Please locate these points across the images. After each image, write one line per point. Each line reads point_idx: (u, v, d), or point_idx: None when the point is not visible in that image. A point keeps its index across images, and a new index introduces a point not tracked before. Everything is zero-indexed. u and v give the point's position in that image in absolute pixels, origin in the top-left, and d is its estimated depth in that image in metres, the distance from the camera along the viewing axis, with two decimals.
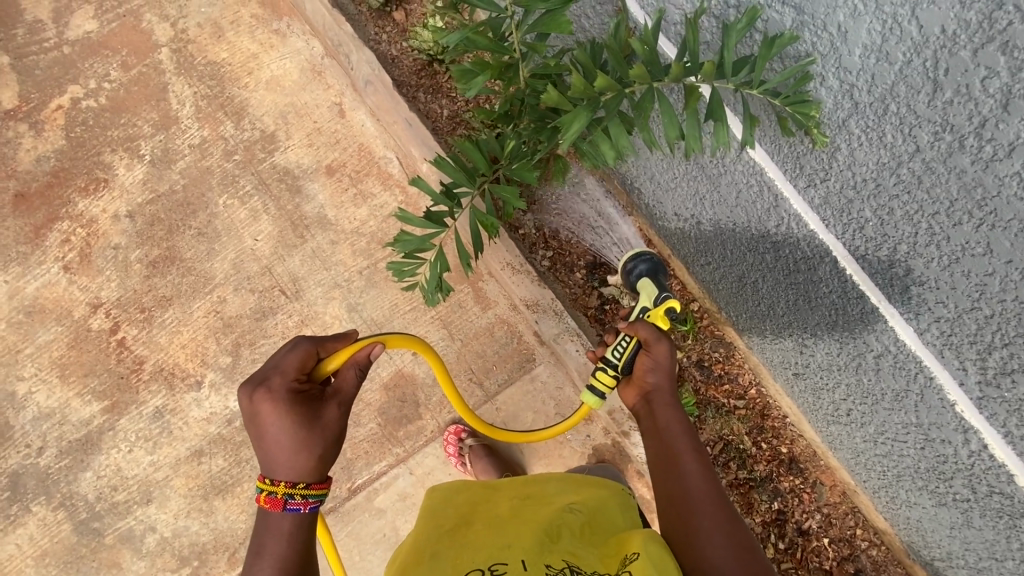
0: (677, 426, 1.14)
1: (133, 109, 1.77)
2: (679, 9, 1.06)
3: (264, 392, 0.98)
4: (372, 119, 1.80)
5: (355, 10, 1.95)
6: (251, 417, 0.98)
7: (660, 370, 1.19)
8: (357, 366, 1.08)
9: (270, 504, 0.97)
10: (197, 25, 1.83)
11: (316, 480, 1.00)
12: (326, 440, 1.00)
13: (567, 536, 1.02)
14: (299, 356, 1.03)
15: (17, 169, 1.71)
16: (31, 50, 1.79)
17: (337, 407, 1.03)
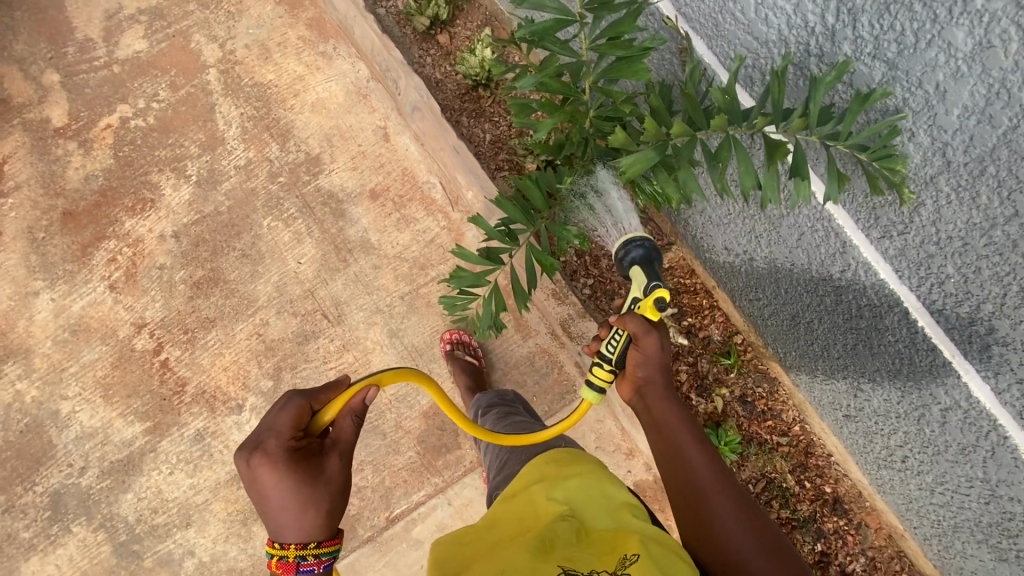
0: (678, 421, 1.00)
1: (181, 130, 1.78)
2: (760, 57, 1.03)
3: (259, 455, 0.88)
4: (417, 144, 1.80)
5: (400, 32, 1.95)
6: (250, 483, 0.89)
7: (654, 361, 1.02)
8: (356, 413, 0.97)
9: (281, 569, 0.90)
10: (245, 47, 1.84)
11: (326, 537, 0.92)
12: (332, 495, 0.91)
13: (561, 543, 0.88)
14: (292, 411, 0.92)
15: (65, 187, 1.72)
16: (81, 69, 1.81)
17: (338, 459, 0.94)
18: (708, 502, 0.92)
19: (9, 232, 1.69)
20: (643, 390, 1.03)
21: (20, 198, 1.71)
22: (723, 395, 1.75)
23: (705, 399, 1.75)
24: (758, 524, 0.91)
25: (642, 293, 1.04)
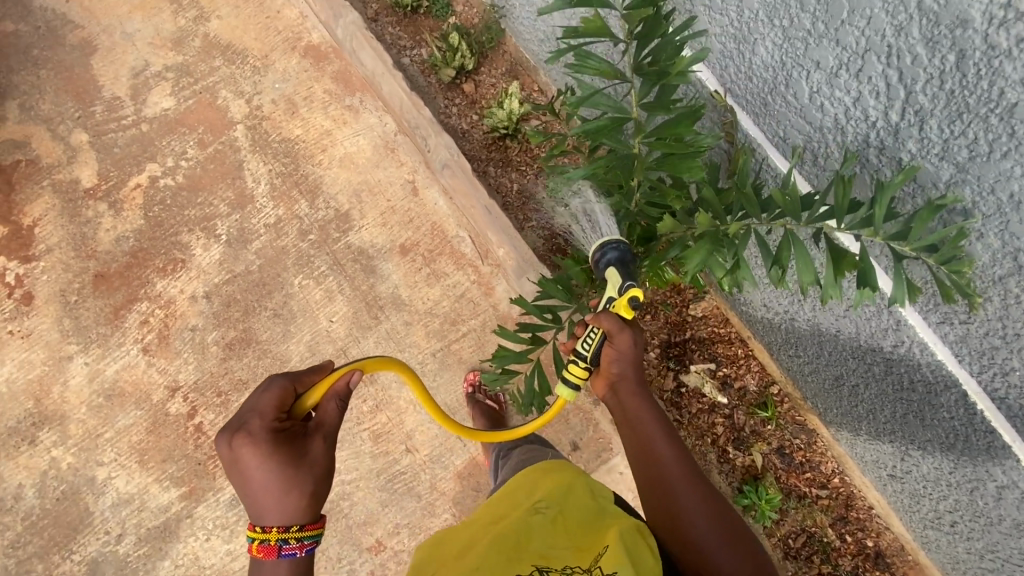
0: (650, 416, 1.00)
1: (210, 188, 1.77)
2: (825, 147, 0.97)
3: (241, 436, 0.88)
4: (445, 197, 1.78)
5: (425, 81, 1.94)
6: (232, 467, 0.88)
7: (627, 356, 1.01)
8: (340, 397, 0.98)
9: (263, 553, 0.87)
10: (272, 101, 1.84)
11: (309, 521, 0.90)
12: (314, 477, 0.91)
13: (537, 538, 0.95)
14: (275, 395, 0.94)
15: (97, 249, 1.72)
16: (109, 128, 1.80)
17: (321, 442, 0.94)
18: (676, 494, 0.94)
19: (42, 295, 1.69)
20: (616, 385, 1.02)
21: (52, 260, 1.71)
22: (761, 447, 1.73)
23: (742, 452, 1.73)
24: (722, 514, 0.94)
25: (617, 294, 1.03)
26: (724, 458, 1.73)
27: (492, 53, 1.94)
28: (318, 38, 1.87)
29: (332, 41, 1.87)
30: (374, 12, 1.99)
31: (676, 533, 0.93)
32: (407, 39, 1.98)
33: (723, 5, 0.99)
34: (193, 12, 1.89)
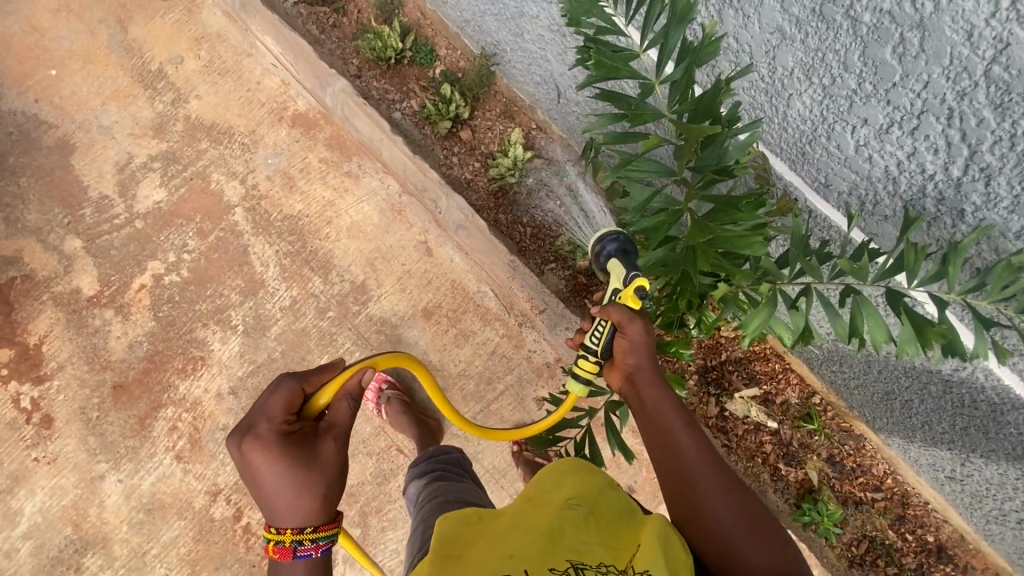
0: (669, 407, 0.94)
1: (218, 278, 1.71)
2: (890, 199, 0.94)
3: (253, 439, 0.92)
4: (461, 253, 1.74)
5: (419, 133, 1.89)
6: (245, 469, 0.91)
7: (639, 344, 0.97)
8: (350, 396, 1.03)
9: (278, 554, 0.92)
10: (267, 178, 1.77)
11: (322, 522, 0.94)
12: (328, 478, 0.95)
13: (571, 532, 0.79)
14: (285, 397, 0.97)
15: (110, 359, 1.65)
16: (103, 229, 1.73)
17: (332, 442, 0.98)
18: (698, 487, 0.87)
19: (62, 416, 1.62)
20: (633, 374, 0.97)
21: (66, 378, 1.64)
22: (811, 459, 1.72)
23: (794, 467, 1.72)
24: (751, 509, 0.85)
25: (622, 285, 0.99)
26: (777, 475, 1.72)
27: (484, 95, 1.88)
28: (304, 104, 1.81)
29: (320, 106, 1.80)
30: (356, 67, 1.92)
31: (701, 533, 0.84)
32: (394, 91, 1.91)
33: (752, 63, 0.95)
34: (171, 95, 1.82)
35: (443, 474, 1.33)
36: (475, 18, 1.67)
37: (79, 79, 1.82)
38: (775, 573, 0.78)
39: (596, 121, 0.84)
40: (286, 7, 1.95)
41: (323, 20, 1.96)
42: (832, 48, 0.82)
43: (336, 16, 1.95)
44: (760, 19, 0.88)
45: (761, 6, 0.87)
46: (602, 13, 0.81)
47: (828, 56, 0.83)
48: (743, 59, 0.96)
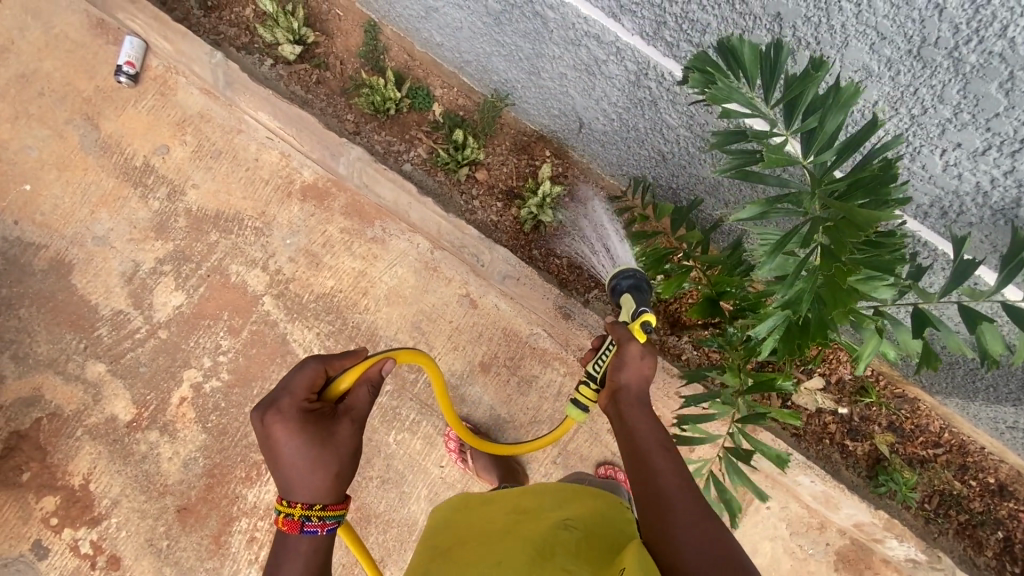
0: (655, 432, 0.94)
1: (262, 374, 1.62)
2: (979, 207, 0.95)
3: (274, 412, 0.89)
4: (506, 299, 1.70)
5: (434, 181, 1.79)
6: (264, 441, 0.89)
7: (628, 367, 0.99)
8: (371, 382, 0.98)
9: (286, 527, 0.88)
10: (290, 260, 1.68)
11: (331, 501, 0.90)
12: (342, 460, 0.91)
13: (561, 551, 0.88)
14: (309, 373, 0.93)
15: (167, 483, 1.56)
16: (125, 347, 1.61)
17: (349, 426, 0.94)
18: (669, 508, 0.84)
19: (129, 553, 1.53)
20: (620, 395, 0.98)
21: (123, 513, 1.54)
22: (873, 430, 1.79)
23: (860, 441, 1.79)
24: (723, 541, 0.80)
25: (631, 319, 1.09)
26: (846, 452, 1.79)
27: (493, 130, 1.77)
28: (311, 174, 1.71)
29: (328, 172, 1.71)
30: (352, 123, 1.81)
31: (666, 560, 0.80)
32: (398, 142, 1.81)
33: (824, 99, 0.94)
34: (164, 189, 1.69)
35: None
36: (478, 59, 1.60)
37: (58, 189, 1.67)
38: None
39: (742, 209, 0.78)
40: (264, 71, 1.81)
41: (305, 78, 1.82)
42: (927, 83, 0.82)
43: (319, 72, 1.83)
44: (840, 59, 0.87)
45: (844, 48, 0.85)
46: (740, 95, 0.73)
47: (922, 90, 0.84)
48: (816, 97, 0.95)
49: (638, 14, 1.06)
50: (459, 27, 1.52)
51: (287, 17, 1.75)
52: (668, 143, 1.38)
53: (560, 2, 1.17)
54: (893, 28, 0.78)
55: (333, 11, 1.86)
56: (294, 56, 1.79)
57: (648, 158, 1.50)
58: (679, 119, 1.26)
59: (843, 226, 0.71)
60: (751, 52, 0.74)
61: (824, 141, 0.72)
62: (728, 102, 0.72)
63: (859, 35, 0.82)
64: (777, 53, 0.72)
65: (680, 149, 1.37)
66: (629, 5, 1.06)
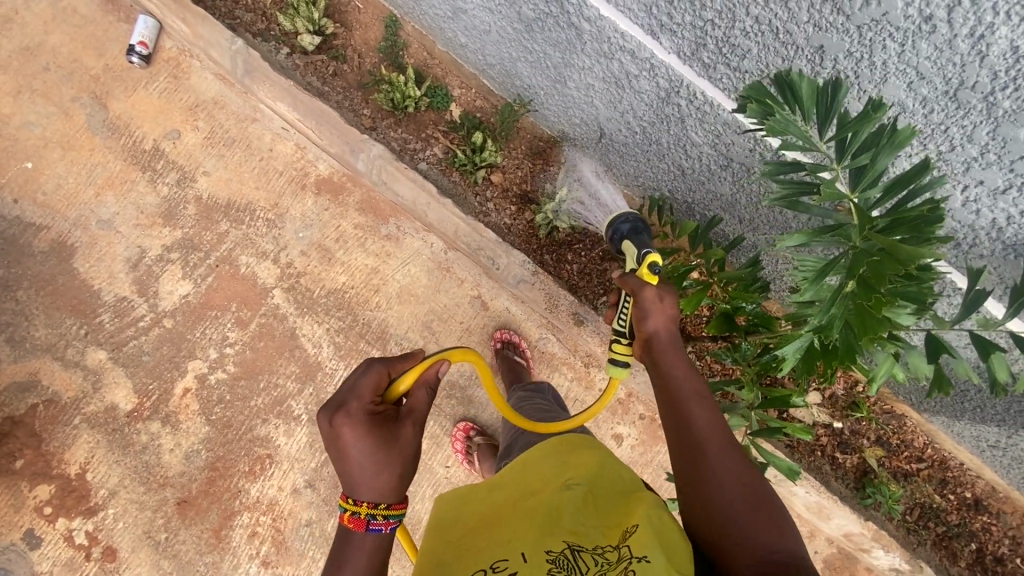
0: (691, 378, 0.93)
1: (269, 367, 1.60)
2: (992, 240, 1.01)
3: (343, 415, 0.85)
4: (517, 302, 1.71)
5: (449, 181, 1.78)
6: (331, 443, 0.85)
7: (662, 315, 0.97)
8: (430, 384, 0.94)
9: (352, 526, 0.83)
10: (302, 254, 1.66)
11: (394, 500, 0.86)
12: (405, 460, 0.87)
13: (568, 512, 0.81)
14: (373, 375, 0.90)
15: (167, 475, 1.53)
16: (127, 335, 1.57)
17: (412, 428, 0.89)
18: (704, 453, 0.85)
19: (125, 545, 1.50)
20: (652, 343, 0.96)
21: (120, 504, 1.51)
22: (862, 443, 1.86)
23: (850, 454, 1.86)
24: (758, 484, 0.82)
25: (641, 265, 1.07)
26: (835, 464, 1.86)
27: (512, 134, 1.77)
28: (327, 168, 1.69)
29: (344, 168, 1.69)
30: (369, 118, 1.79)
31: (699, 499, 0.82)
32: (414, 140, 1.80)
33: None
34: (174, 175, 1.65)
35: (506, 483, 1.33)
36: (503, 63, 1.61)
37: (62, 169, 1.62)
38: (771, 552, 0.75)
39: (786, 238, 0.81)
40: (280, 60, 1.78)
41: (322, 69, 1.79)
42: (959, 123, 0.86)
43: (336, 64, 1.80)
44: (877, 93, 0.91)
45: (882, 83, 0.89)
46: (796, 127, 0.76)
47: (953, 128, 0.88)
48: None
49: (678, 34, 1.08)
50: (488, 30, 1.52)
51: (308, 7, 1.72)
52: (689, 159, 1.41)
53: (597, 17, 1.18)
54: (933, 69, 0.82)
55: (353, 3, 1.83)
56: (313, 47, 1.76)
57: (667, 172, 1.53)
58: (705, 137, 1.29)
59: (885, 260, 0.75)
60: (809, 85, 0.77)
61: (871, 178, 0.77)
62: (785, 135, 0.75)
63: (898, 72, 0.85)
64: (834, 90, 0.75)
65: (701, 165, 1.40)
66: (669, 24, 1.07)
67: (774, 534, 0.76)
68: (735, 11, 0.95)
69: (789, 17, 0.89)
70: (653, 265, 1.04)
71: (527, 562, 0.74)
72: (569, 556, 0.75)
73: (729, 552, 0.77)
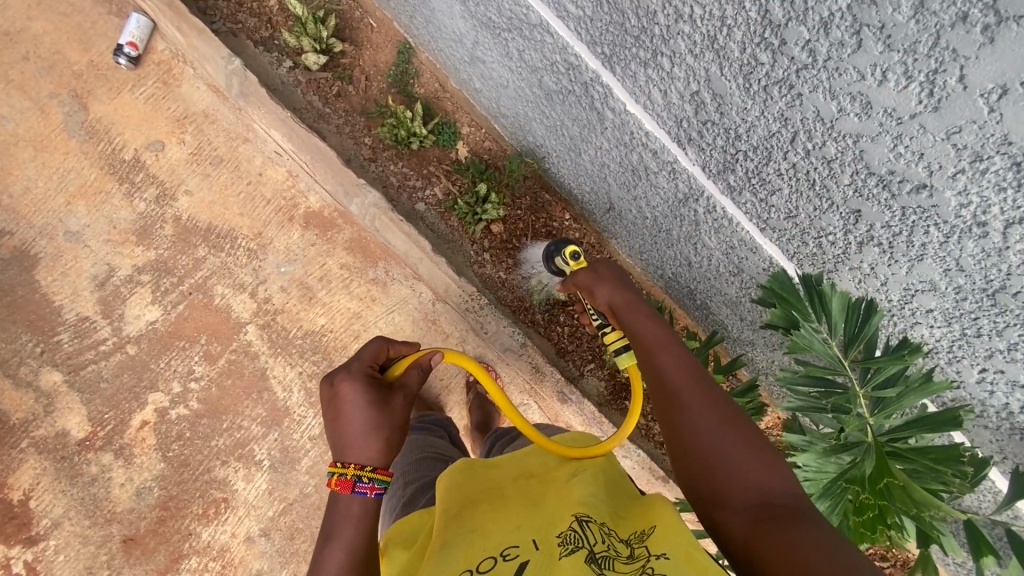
0: (656, 327, 0.90)
1: (235, 408, 1.53)
2: (1000, 419, 0.94)
3: (344, 373, 0.91)
4: (501, 363, 1.65)
5: (446, 226, 1.66)
6: (330, 400, 0.88)
7: (610, 283, 0.95)
8: (423, 367, 0.97)
9: (339, 488, 0.82)
10: (282, 290, 1.57)
11: (381, 466, 0.84)
12: (394, 426, 0.87)
13: (579, 489, 0.78)
14: (373, 349, 0.96)
15: (116, 510, 1.47)
16: (86, 359, 1.49)
17: (403, 398, 0.90)
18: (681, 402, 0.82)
19: None
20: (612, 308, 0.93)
21: (64, 536, 1.45)
22: None
23: None
24: (744, 425, 0.80)
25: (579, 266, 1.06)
26: None
27: (518, 187, 1.67)
28: (318, 201, 1.59)
29: (335, 203, 1.60)
30: (368, 148, 1.64)
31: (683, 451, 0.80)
32: (415, 176, 1.65)
33: (879, 292, 0.93)
34: (153, 191, 1.54)
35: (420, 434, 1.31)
36: (518, 117, 1.51)
37: (31, 171, 1.50)
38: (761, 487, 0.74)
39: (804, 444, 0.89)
40: (281, 74, 1.62)
41: (325, 88, 1.64)
42: (991, 317, 0.80)
43: (341, 84, 1.64)
44: (907, 267, 0.84)
45: (916, 260, 0.82)
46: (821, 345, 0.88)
47: (984, 320, 0.82)
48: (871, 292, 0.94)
49: (706, 150, 0.99)
50: (505, 84, 1.41)
51: (316, 25, 1.59)
52: (698, 257, 1.30)
53: (623, 110, 1.09)
54: (976, 266, 0.75)
55: (366, 20, 1.68)
56: (318, 66, 1.61)
57: (675, 259, 1.42)
58: (718, 245, 1.18)
59: (898, 489, 0.82)
60: (840, 303, 0.89)
61: (892, 410, 0.88)
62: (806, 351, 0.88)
63: (937, 256, 0.79)
64: (862, 322, 0.88)
65: (709, 266, 1.29)
66: (698, 140, 0.98)
67: (769, 475, 0.75)
68: (772, 151, 0.87)
69: (829, 174, 0.82)
70: (577, 253, 1.07)
71: (538, 547, 0.69)
72: (578, 528, 0.70)
73: (722, 500, 0.74)
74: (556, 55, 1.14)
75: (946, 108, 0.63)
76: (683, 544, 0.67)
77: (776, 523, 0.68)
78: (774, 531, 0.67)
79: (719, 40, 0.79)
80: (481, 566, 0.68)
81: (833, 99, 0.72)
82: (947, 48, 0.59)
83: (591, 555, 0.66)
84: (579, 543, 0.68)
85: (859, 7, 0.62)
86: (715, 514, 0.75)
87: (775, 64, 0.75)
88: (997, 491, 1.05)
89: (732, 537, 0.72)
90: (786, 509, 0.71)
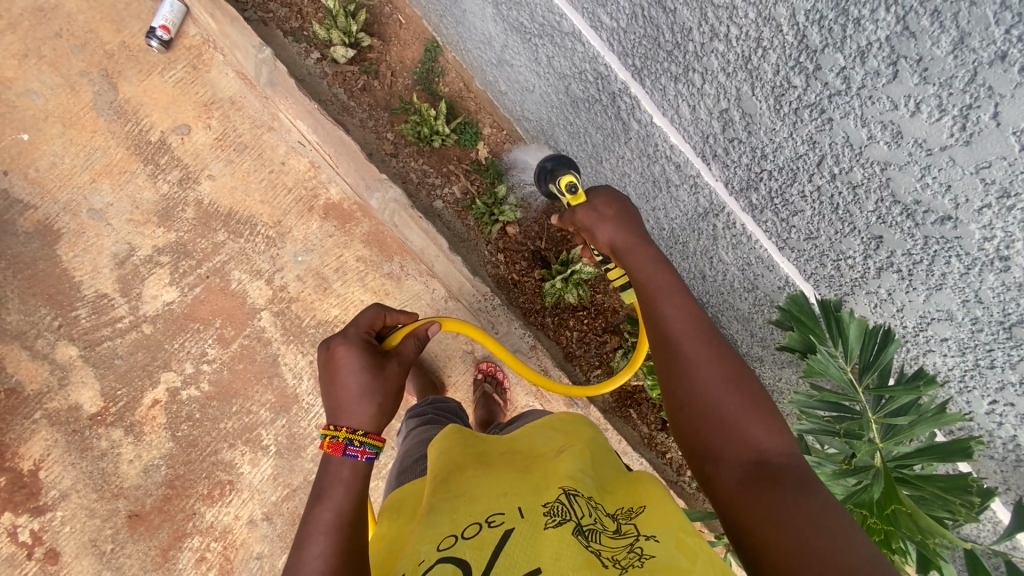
0: (661, 273, 0.89)
1: (244, 392, 1.55)
2: (1006, 449, 0.94)
3: (340, 337, 0.93)
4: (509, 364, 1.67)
5: (462, 225, 1.67)
6: (327, 364, 0.91)
7: (613, 223, 0.94)
8: (418, 337, 1.01)
9: (330, 450, 0.83)
10: (297, 279, 1.58)
11: (373, 432, 0.86)
12: (387, 392, 0.89)
13: (566, 464, 0.81)
14: (369, 315, 0.99)
15: (123, 485, 1.49)
16: (102, 335, 1.51)
17: (397, 365, 0.93)
18: (682, 353, 0.82)
19: (69, 551, 1.46)
20: (614, 250, 0.93)
21: (70, 508, 1.47)
22: None
23: None
24: (742, 379, 0.80)
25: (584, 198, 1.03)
26: None
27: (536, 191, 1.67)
28: (338, 193, 1.61)
29: (356, 196, 1.61)
30: (390, 143, 1.65)
31: (680, 400, 0.81)
32: (434, 173, 1.67)
33: (894, 316, 0.93)
34: (177, 173, 1.56)
35: (433, 417, 1.25)
36: (541, 123, 1.52)
37: (59, 147, 1.52)
38: (755, 436, 0.75)
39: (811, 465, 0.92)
40: (308, 65, 1.64)
41: (350, 82, 1.65)
42: (1005, 349, 0.81)
43: (366, 78, 1.66)
44: (925, 294, 0.85)
45: (935, 289, 0.83)
46: (836, 370, 0.90)
47: (998, 352, 0.83)
48: (889, 322, 0.94)
49: (731, 167, 1.00)
50: (531, 88, 1.42)
51: (346, 18, 1.60)
52: (713, 271, 1.28)
53: (648, 122, 1.10)
54: (994, 299, 0.77)
55: (394, 16, 1.70)
56: (345, 59, 1.62)
57: (688, 271, 1.39)
58: (734, 260, 1.17)
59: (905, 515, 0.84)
60: (857, 329, 0.89)
61: (903, 438, 0.89)
62: (822, 375, 0.90)
63: (955, 287, 0.80)
64: (880, 349, 0.89)
65: (723, 280, 1.27)
66: (723, 156, 0.99)
67: (762, 431, 0.76)
68: (797, 173, 0.88)
69: (854, 200, 0.83)
70: (572, 185, 1.00)
71: (522, 515, 0.71)
72: (565, 500, 0.72)
73: (715, 454, 0.76)
74: (586, 63, 1.15)
75: (977, 143, 0.64)
76: (672, 530, 0.70)
77: (765, 483, 0.70)
78: (758, 490, 0.69)
79: (753, 61, 0.81)
80: (466, 532, 0.71)
81: (863, 126, 0.73)
82: (983, 85, 0.60)
83: (577, 528, 0.68)
84: (566, 515, 0.70)
85: (898, 39, 0.63)
86: (707, 468, 0.77)
87: (807, 88, 0.76)
88: (997, 521, 1.05)
89: (722, 491, 0.74)
90: (777, 468, 0.72)
